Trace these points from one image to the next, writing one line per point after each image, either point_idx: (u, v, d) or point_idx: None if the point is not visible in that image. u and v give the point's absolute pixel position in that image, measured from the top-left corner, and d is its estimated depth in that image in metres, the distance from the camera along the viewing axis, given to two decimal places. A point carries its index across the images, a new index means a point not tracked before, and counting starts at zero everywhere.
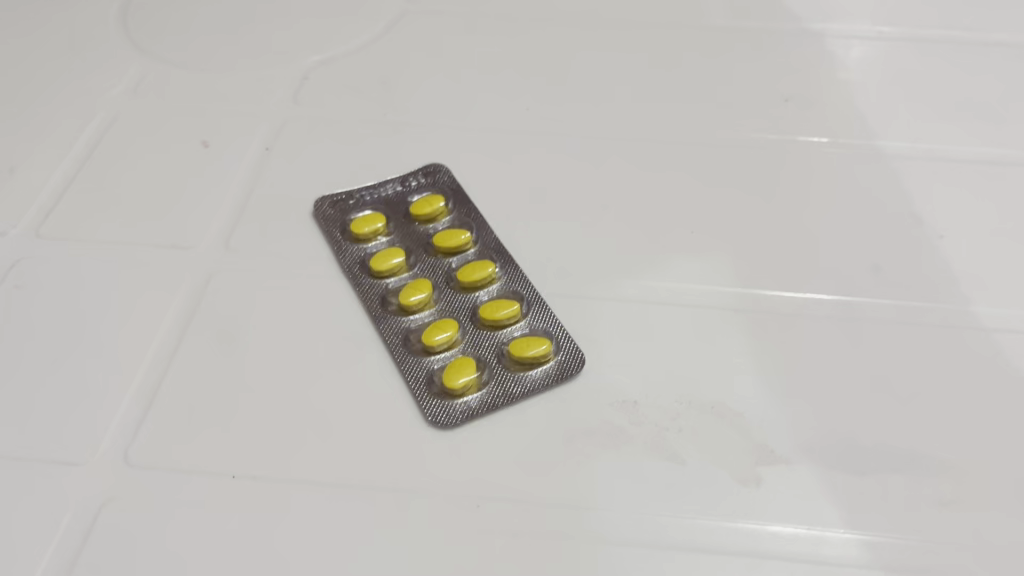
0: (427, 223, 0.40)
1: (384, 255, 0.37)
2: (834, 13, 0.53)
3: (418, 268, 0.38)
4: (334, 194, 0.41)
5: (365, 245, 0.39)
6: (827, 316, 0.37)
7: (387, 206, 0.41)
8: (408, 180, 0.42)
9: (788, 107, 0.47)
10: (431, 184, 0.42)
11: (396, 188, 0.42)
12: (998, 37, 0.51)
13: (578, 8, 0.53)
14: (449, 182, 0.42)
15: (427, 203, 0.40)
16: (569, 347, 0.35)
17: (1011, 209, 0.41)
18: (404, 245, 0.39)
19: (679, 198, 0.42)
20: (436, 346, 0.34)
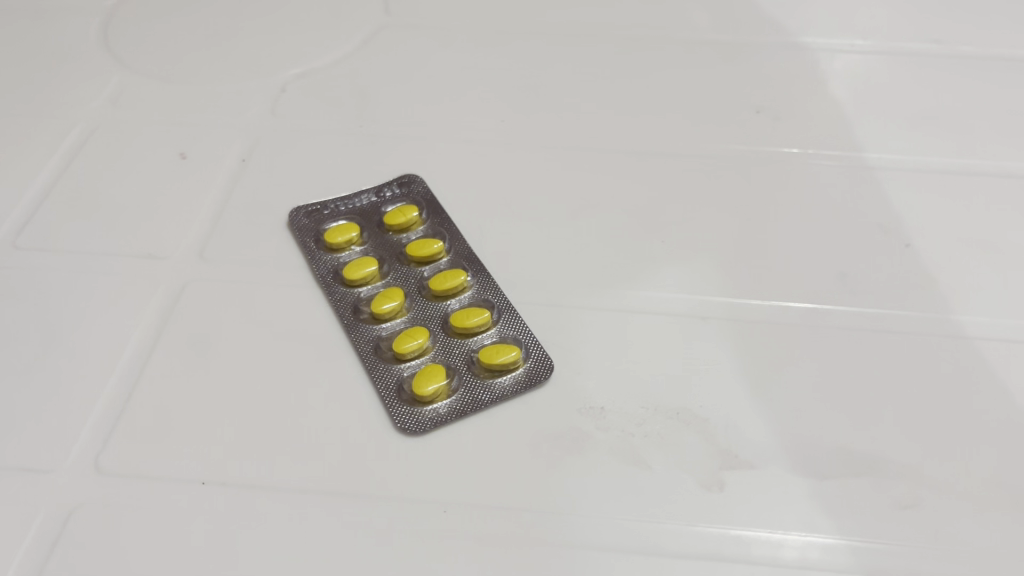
0: (400, 233, 0.41)
1: (357, 264, 0.38)
2: (808, 27, 0.54)
3: (391, 277, 0.39)
4: (310, 205, 0.42)
5: (339, 254, 0.40)
6: (791, 323, 0.37)
7: (362, 215, 0.42)
8: (383, 191, 0.43)
9: (761, 118, 0.47)
10: (405, 194, 0.43)
11: (371, 198, 0.43)
12: (967, 50, 0.52)
13: (557, 21, 0.54)
14: (424, 193, 0.43)
15: (401, 213, 0.41)
16: (538, 354, 0.36)
17: (976, 219, 0.42)
18: (378, 254, 0.40)
19: (650, 208, 0.42)
20: (408, 354, 0.35)
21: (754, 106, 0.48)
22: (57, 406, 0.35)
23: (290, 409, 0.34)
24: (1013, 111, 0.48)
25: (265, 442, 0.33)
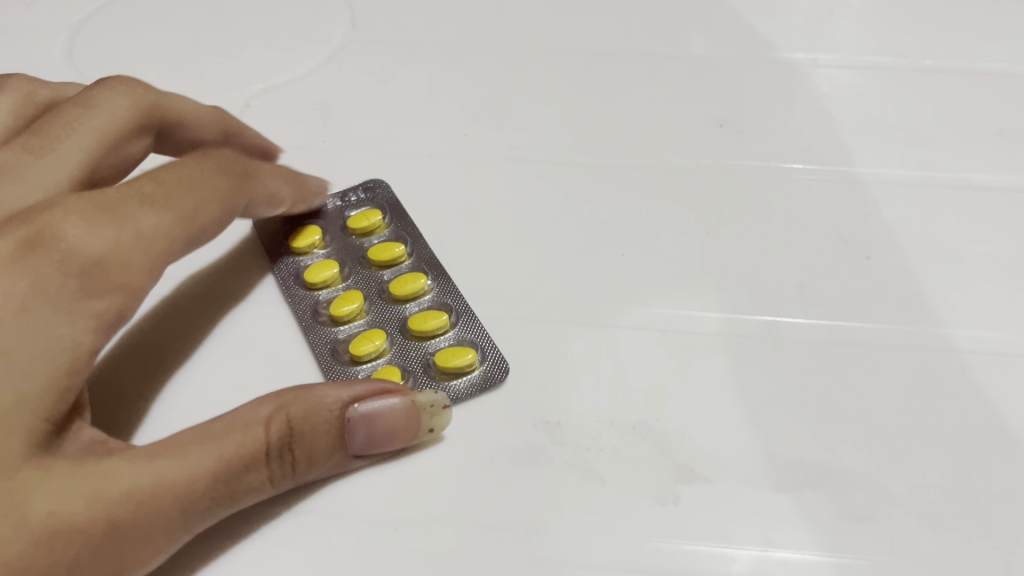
0: (364, 235, 0.42)
1: (318, 267, 0.39)
2: (773, 42, 0.54)
3: (352, 280, 0.40)
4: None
5: (302, 258, 0.41)
6: (752, 334, 0.38)
7: (327, 220, 0.43)
8: (348, 195, 0.44)
9: (725, 132, 0.48)
10: (371, 197, 0.44)
11: (335, 202, 0.44)
12: (930, 63, 0.52)
13: (522, 37, 0.54)
14: (390, 197, 0.44)
15: (364, 215, 0.42)
16: (495, 355, 0.36)
17: (938, 232, 0.42)
18: (340, 258, 0.41)
19: (613, 221, 0.43)
20: (365, 356, 0.36)
21: (719, 120, 0.48)
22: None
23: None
24: (974, 124, 0.48)
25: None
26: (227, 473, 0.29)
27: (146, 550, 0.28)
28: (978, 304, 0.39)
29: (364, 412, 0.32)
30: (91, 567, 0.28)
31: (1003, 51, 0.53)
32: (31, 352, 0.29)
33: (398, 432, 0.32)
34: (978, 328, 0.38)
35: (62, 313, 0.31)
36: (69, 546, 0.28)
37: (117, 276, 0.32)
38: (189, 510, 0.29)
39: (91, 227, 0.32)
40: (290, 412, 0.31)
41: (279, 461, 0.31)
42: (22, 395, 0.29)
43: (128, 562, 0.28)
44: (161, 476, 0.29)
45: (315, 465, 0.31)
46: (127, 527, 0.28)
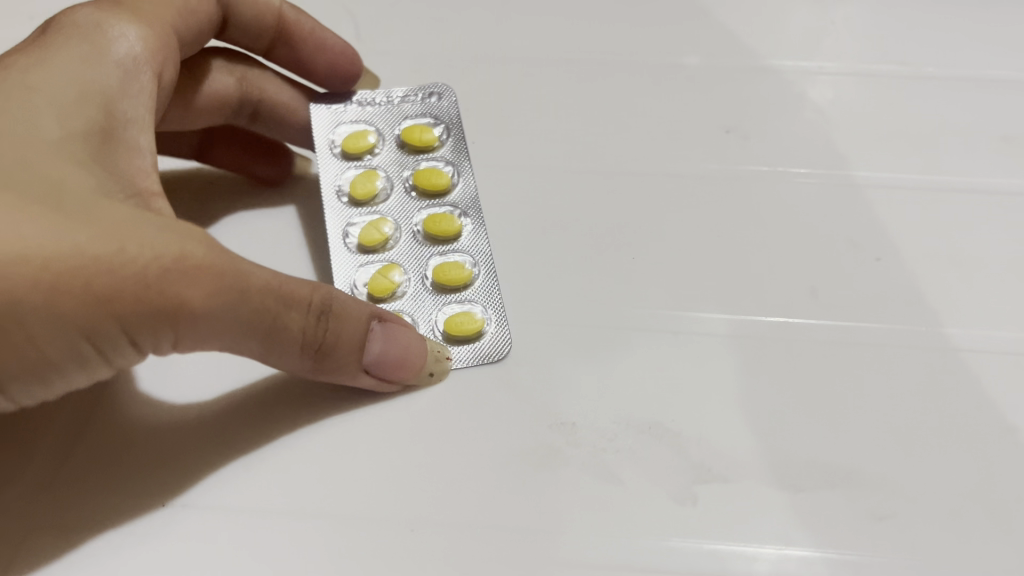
0: (416, 150, 0.46)
1: (366, 178, 0.43)
2: (776, 52, 0.54)
3: (398, 193, 0.44)
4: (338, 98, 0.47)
5: (352, 157, 0.45)
6: (764, 336, 0.38)
7: (385, 126, 0.47)
8: (411, 99, 0.48)
9: (731, 139, 0.48)
10: (430, 109, 0.47)
11: (397, 105, 0.47)
12: (930, 71, 0.53)
13: (528, 46, 0.54)
14: (449, 116, 0.47)
15: (419, 128, 0.45)
16: (503, 335, 0.38)
17: (946, 233, 0.43)
18: (392, 166, 0.45)
19: (622, 227, 0.43)
20: (387, 296, 0.40)
21: (725, 126, 0.49)
22: (32, 426, 0.37)
23: (274, 440, 0.36)
24: (979, 130, 0.49)
25: (260, 472, 0.35)
26: (277, 294, 0.32)
27: (198, 290, 0.30)
28: (989, 303, 0.39)
29: (387, 328, 0.35)
30: (153, 287, 0.30)
31: (1000, 58, 0.54)
32: (71, 94, 0.34)
33: (408, 363, 0.36)
34: (990, 329, 0.38)
35: (90, 59, 0.35)
36: (134, 254, 0.30)
37: (120, 29, 0.37)
38: (240, 297, 0.31)
39: (98, 9, 0.37)
40: (334, 293, 0.35)
41: (313, 320, 0.33)
42: (67, 130, 0.33)
43: (177, 299, 0.30)
44: (226, 258, 0.32)
45: (334, 346, 0.34)
46: (198, 268, 0.31)
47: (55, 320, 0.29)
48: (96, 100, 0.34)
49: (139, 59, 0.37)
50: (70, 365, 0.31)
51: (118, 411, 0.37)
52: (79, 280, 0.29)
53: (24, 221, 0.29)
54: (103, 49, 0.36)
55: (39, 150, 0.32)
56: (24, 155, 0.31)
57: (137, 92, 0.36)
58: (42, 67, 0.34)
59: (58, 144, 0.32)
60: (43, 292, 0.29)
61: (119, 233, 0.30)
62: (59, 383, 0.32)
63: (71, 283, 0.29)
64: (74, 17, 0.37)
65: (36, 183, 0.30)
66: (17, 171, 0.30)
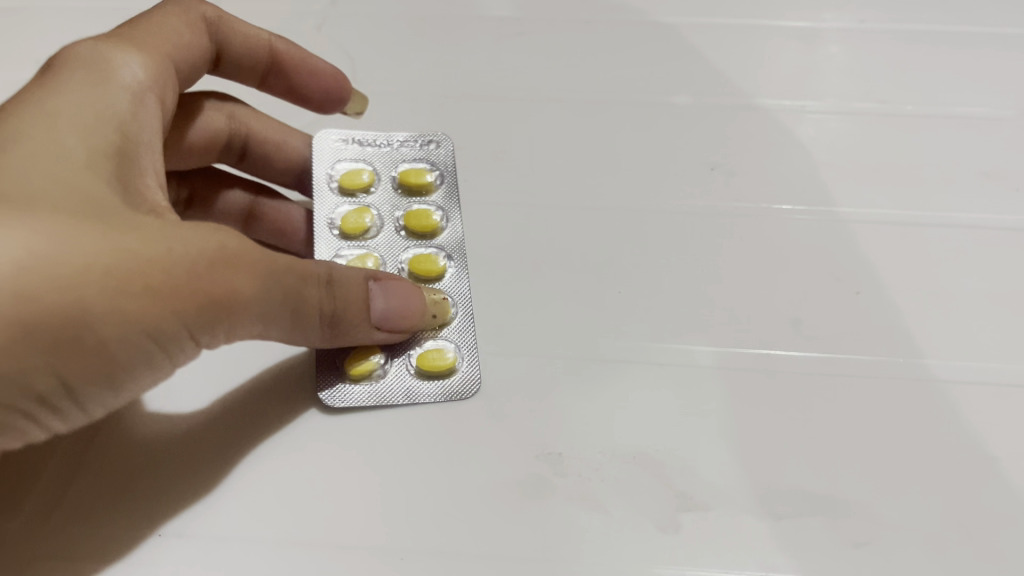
0: (410, 192, 0.47)
1: (356, 215, 0.45)
2: (761, 91, 0.56)
3: (387, 232, 0.46)
4: (338, 135, 0.49)
5: (347, 195, 0.47)
6: (746, 367, 0.39)
7: (382, 166, 0.49)
8: (411, 142, 0.50)
9: (716, 176, 0.49)
10: (427, 155, 0.49)
11: (396, 146, 0.50)
12: (909, 109, 0.55)
13: (520, 85, 0.56)
14: (444, 162, 0.49)
15: (415, 170, 0.48)
16: (472, 374, 0.39)
17: (926, 266, 0.44)
18: (385, 205, 0.47)
19: (609, 261, 0.44)
20: None
21: (710, 164, 0.50)
22: (30, 462, 0.37)
23: (270, 471, 0.37)
24: (958, 166, 0.51)
25: (255, 500, 0.36)
26: (297, 270, 0.35)
27: (245, 278, 0.33)
28: (966, 334, 0.41)
29: (384, 286, 0.38)
30: (204, 281, 0.32)
31: (975, 98, 0.56)
32: (83, 117, 0.36)
33: (411, 311, 0.39)
34: (967, 359, 0.39)
35: (104, 88, 0.37)
36: (180, 252, 0.32)
37: (124, 61, 0.39)
38: (274, 276, 0.34)
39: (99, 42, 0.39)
40: (332, 266, 0.37)
41: (327, 290, 0.36)
42: (85, 144, 0.35)
43: (226, 289, 0.33)
44: (251, 244, 0.34)
45: (345, 312, 0.36)
46: (237, 256, 0.33)
47: (123, 321, 0.31)
48: (111, 123, 0.36)
49: (144, 81, 0.39)
50: (139, 364, 0.33)
51: (114, 444, 0.38)
52: (140, 283, 0.31)
53: (81, 240, 0.31)
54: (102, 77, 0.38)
55: (68, 167, 0.33)
56: (55, 172, 0.33)
57: (147, 115, 0.38)
58: (56, 93, 0.36)
59: (82, 160, 0.34)
60: (116, 299, 0.31)
61: (162, 238, 0.32)
62: (130, 388, 0.34)
63: (137, 287, 0.31)
64: (79, 50, 0.38)
65: (73, 198, 0.32)
66: (56, 189, 0.32)
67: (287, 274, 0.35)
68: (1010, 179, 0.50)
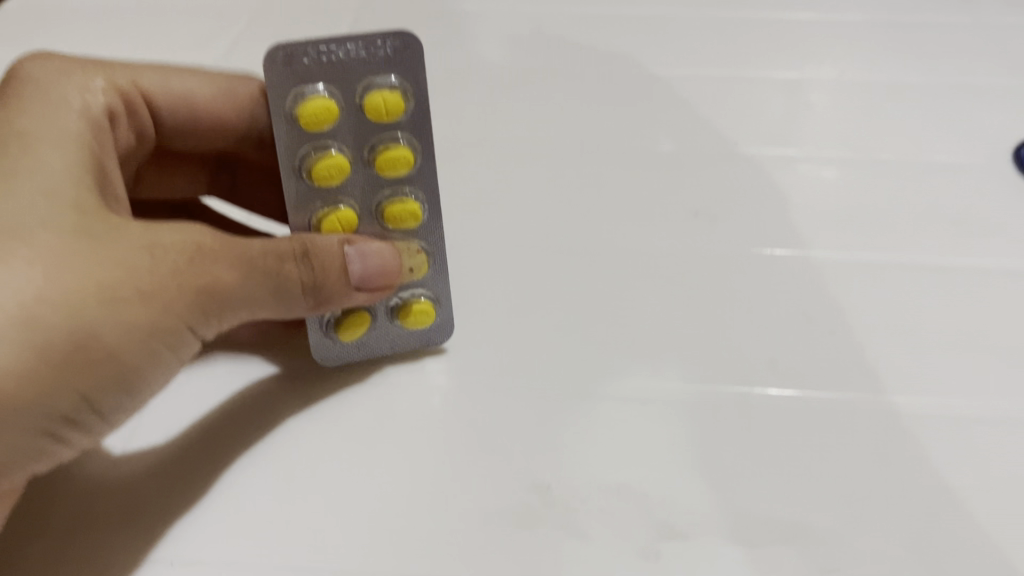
0: (375, 121, 0.41)
1: (324, 170, 0.41)
2: (745, 140, 0.59)
3: (359, 179, 0.43)
4: (284, 52, 0.40)
5: (307, 129, 0.41)
6: (726, 404, 0.41)
7: (339, 82, 0.41)
8: (374, 44, 0.41)
9: (699, 221, 0.52)
10: (388, 62, 0.41)
11: (353, 51, 0.40)
12: (885, 156, 0.58)
13: (515, 136, 0.59)
14: (412, 71, 0.41)
15: (381, 93, 0.40)
16: (445, 321, 0.45)
17: (898, 307, 0.46)
18: (351, 144, 0.42)
19: (597, 303, 0.46)
20: None
21: (695, 210, 0.53)
22: (44, 497, 0.40)
23: (274, 502, 0.39)
24: (932, 211, 0.53)
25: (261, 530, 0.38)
26: (267, 250, 0.38)
27: (223, 268, 0.37)
28: (936, 372, 0.43)
29: (359, 249, 0.40)
30: (189, 276, 0.36)
31: (948, 147, 0.59)
32: (57, 133, 0.39)
33: (389, 270, 0.41)
34: (935, 397, 0.42)
35: (64, 116, 0.40)
36: (162, 252, 0.36)
37: (71, 92, 0.42)
38: (248, 263, 0.37)
39: (44, 77, 0.42)
40: (305, 236, 0.39)
41: (304, 264, 0.38)
42: (66, 157, 0.38)
43: (207, 278, 0.36)
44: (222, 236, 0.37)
45: (323, 280, 0.39)
46: (211, 250, 0.37)
47: (128, 327, 0.35)
48: (81, 139, 0.40)
49: (89, 107, 0.42)
50: (148, 364, 0.37)
51: (126, 476, 0.40)
52: (133, 289, 0.35)
53: (79, 258, 0.34)
54: (66, 103, 0.41)
55: (49, 177, 0.37)
56: (41, 185, 0.36)
57: (102, 131, 0.42)
58: (29, 122, 0.39)
59: (61, 171, 0.37)
60: (123, 309, 0.35)
61: (145, 242, 0.36)
62: (142, 391, 0.38)
63: (135, 294, 0.35)
64: (38, 84, 0.41)
65: (58, 210, 0.35)
66: (44, 203, 0.35)
67: (260, 253, 0.37)
68: (980, 226, 0.53)
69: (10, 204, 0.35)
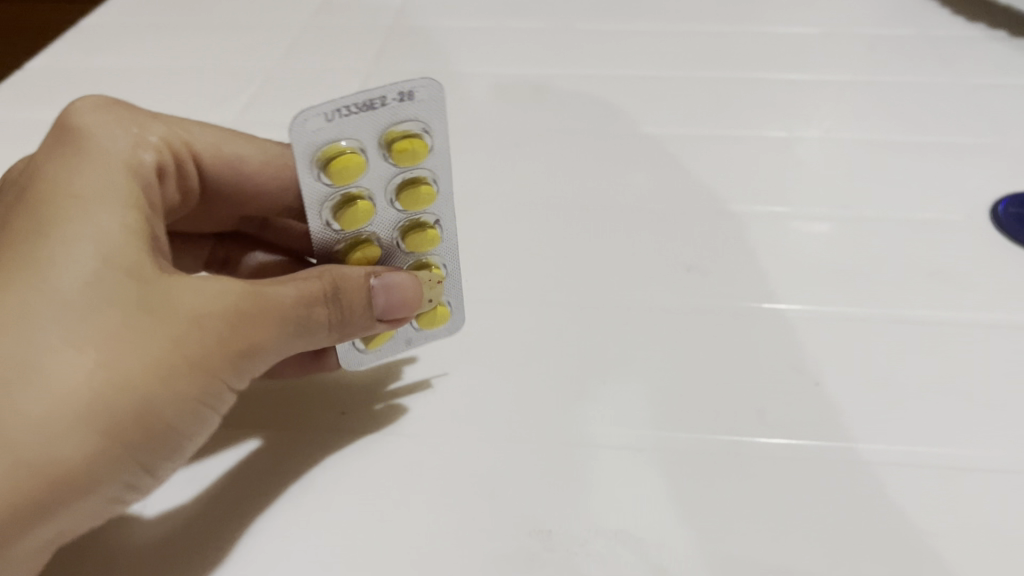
0: (400, 164, 0.44)
1: (353, 215, 0.44)
2: (735, 198, 0.63)
3: (381, 211, 0.46)
4: (311, 113, 0.41)
5: (337, 182, 0.43)
6: (717, 452, 0.44)
7: (366, 130, 0.43)
8: (398, 95, 0.42)
9: (692, 276, 0.55)
10: (408, 107, 0.43)
11: (380, 104, 0.42)
12: (867, 213, 0.61)
13: (516, 195, 0.63)
14: (433, 115, 0.44)
15: (406, 141, 0.43)
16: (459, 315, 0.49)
17: (879, 359, 0.49)
18: (374, 183, 0.45)
19: (595, 354, 0.49)
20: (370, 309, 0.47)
21: (687, 265, 0.56)
22: (77, 545, 0.42)
23: (291, 548, 0.41)
24: (912, 266, 0.56)
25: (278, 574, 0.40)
26: (300, 301, 0.41)
27: (263, 333, 0.40)
28: (914, 423, 0.45)
29: (384, 283, 0.44)
30: (234, 345, 0.39)
31: (926, 203, 0.62)
32: (114, 195, 0.41)
33: (412, 300, 0.45)
34: (913, 447, 0.44)
35: (119, 175, 0.43)
36: (211, 322, 0.39)
37: (125, 151, 0.45)
38: (284, 323, 0.41)
39: (99, 138, 0.44)
40: (332, 274, 0.43)
41: (332, 304, 0.42)
42: (125, 219, 0.41)
43: (249, 343, 0.40)
44: (261, 294, 0.40)
45: (349, 317, 0.43)
46: (253, 314, 0.40)
47: (183, 398, 0.38)
48: (134, 198, 0.42)
49: (142, 164, 0.45)
50: (197, 425, 0.40)
51: (151, 525, 0.42)
52: (186, 362, 0.38)
53: (137, 333, 0.37)
54: (121, 163, 0.44)
55: (110, 244, 0.39)
56: (101, 254, 0.38)
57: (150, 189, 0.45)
58: (87, 184, 0.41)
59: (119, 235, 0.39)
60: (178, 383, 0.38)
61: (194, 311, 0.38)
62: (189, 447, 0.41)
63: (187, 367, 0.38)
64: (94, 147, 0.44)
65: (118, 281, 0.38)
66: (106, 275, 0.38)
67: (296, 307, 0.41)
68: (957, 280, 0.55)
69: (75, 275, 0.37)
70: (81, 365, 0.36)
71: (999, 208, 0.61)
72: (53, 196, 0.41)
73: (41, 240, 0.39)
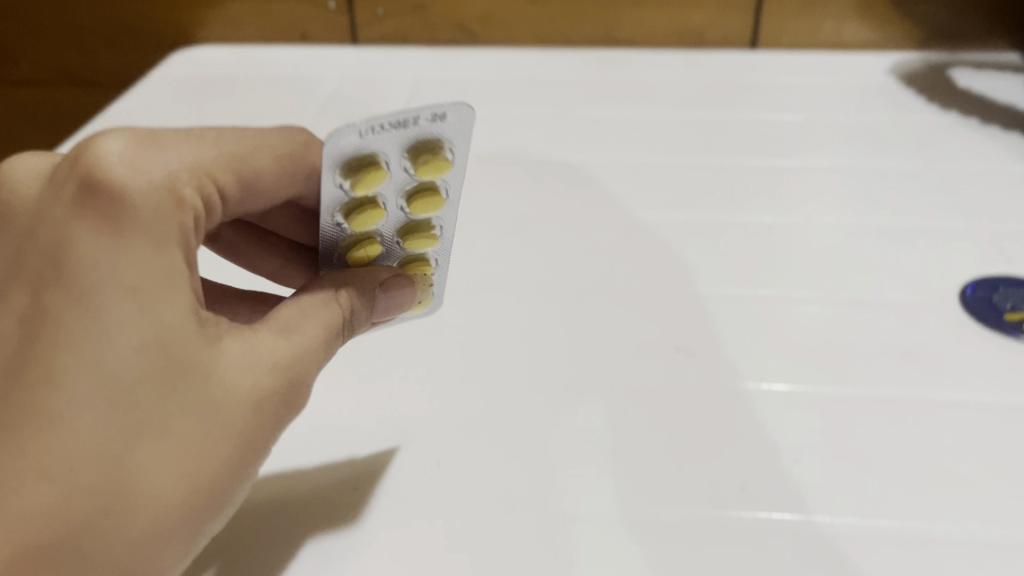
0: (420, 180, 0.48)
1: (366, 219, 0.48)
2: (720, 281, 0.67)
3: (391, 214, 0.50)
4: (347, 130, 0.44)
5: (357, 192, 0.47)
6: (700, 527, 0.47)
7: (394, 146, 0.46)
8: (430, 118, 0.46)
9: (679, 356, 0.59)
10: (438, 126, 0.46)
11: (412, 124, 0.46)
12: (843, 295, 0.66)
13: (517, 278, 0.68)
14: (459, 136, 0.47)
15: (431, 159, 0.47)
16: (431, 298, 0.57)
17: (854, 436, 0.53)
18: (391, 193, 0.49)
19: (589, 432, 0.53)
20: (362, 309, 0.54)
21: (676, 345, 0.60)
22: None
23: None
24: (885, 347, 0.61)
25: None
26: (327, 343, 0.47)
27: (304, 393, 0.46)
28: (885, 496, 0.49)
29: (385, 296, 0.51)
30: (282, 409, 0.45)
31: (899, 286, 0.67)
32: (165, 280, 0.41)
33: (403, 307, 0.53)
34: (885, 521, 0.48)
35: (164, 251, 0.41)
36: (263, 399, 0.44)
37: (161, 214, 0.41)
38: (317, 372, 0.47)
39: (131, 205, 0.41)
40: (348, 295, 0.49)
41: (348, 326, 0.49)
42: (171, 302, 0.41)
43: (293, 404, 0.46)
44: (299, 359, 0.46)
45: (357, 328, 0.50)
46: (296, 381, 0.45)
47: (244, 471, 0.44)
48: (179, 274, 0.42)
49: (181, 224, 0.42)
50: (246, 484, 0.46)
51: None
52: (248, 440, 0.43)
53: (206, 429, 0.42)
54: (163, 233, 0.41)
55: (162, 338, 0.41)
56: (154, 353, 0.41)
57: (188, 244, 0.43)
58: (132, 272, 0.40)
59: (167, 324, 0.41)
60: (243, 461, 0.43)
61: (250, 395, 0.43)
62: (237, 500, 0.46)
63: (248, 443, 0.44)
64: (130, 219, 0.41)
65: (177, 380, 0.41)
66: (165, 374, 0.41)
67: (326, 352, 0.48)
68: (927, 360, 0.60)
69: (135, 375, 0.40)
70: (162, 476, 0.41)
71: (966, 291, 0.66)
72: (94, 285, 0.40)
73: (88, 330, 0.40)
